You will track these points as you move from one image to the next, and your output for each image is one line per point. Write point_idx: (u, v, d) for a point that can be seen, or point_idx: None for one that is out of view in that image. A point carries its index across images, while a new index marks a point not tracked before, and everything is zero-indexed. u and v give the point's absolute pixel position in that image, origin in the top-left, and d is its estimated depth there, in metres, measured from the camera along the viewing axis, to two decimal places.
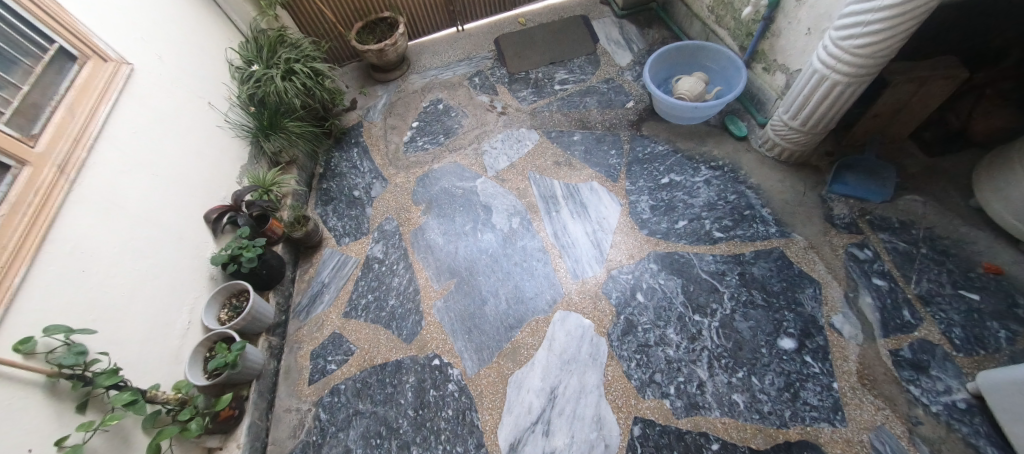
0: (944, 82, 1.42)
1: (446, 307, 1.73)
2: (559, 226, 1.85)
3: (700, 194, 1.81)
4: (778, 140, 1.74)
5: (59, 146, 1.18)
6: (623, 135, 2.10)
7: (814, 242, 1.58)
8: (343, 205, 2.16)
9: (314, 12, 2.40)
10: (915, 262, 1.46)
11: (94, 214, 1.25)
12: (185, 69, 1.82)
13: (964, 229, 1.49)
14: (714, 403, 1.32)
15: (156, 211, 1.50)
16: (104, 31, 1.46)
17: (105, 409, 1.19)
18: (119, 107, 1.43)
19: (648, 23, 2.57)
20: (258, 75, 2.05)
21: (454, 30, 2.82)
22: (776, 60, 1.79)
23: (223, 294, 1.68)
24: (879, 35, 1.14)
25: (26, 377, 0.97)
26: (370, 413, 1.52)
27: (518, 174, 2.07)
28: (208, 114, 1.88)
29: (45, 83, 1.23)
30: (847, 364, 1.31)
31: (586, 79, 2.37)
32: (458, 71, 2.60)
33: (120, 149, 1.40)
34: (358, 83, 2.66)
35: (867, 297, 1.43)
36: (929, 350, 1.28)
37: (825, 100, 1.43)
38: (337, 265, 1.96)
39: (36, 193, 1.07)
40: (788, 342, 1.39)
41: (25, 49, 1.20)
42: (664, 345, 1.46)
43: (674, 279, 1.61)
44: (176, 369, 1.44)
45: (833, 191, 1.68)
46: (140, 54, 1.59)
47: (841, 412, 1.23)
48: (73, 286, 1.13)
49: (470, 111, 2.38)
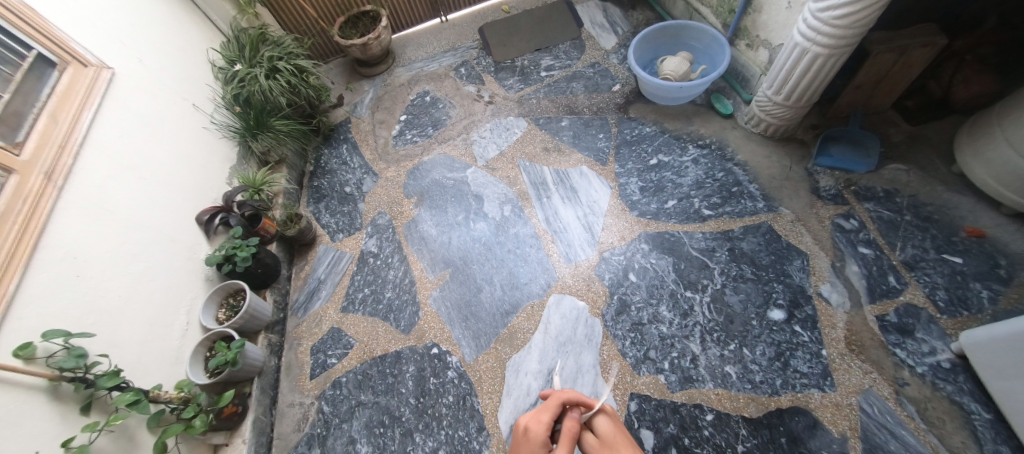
0: (924, 50, 1.43)
1: (442, 297, 1.75)
2: (550, 212, 1.87)
3: (688, 173, 1.82)
4: (763, 115, 1.75)
5: (44, 154, 1.18)
6: (611, 118, 2.11)
7: (801, 215, 1.61)
8: (336, 201, 2.16)
9: (295, 9, 2.37)
10: (900, 229, 1.48)
11: (85, 220, 1.25)
12: (167, 71, 1.81)
13: (947, 195, 1.51)
14: (707, 376, 1.35)
15: (147, 215, 1.50)
16: (83, 36, 1.44)
17: (109, 410, 1.21)
18: (103, 112, 1.42)
19: (632, 5, 2.56)
20: (242, 75, 2.02)
21: (438, 21, 2.80)
22: (759, 35, 1.79)
23: (219, 295, 1.69)
24: (858, 5, 1.15)
25: (29, 382, 0.98)
26: (372, 403, 1.55)
27: (508, 163, 2.08)
28: (194, 116, 1.87)
29: (27, 90, 1.22)
30: (835, 331, 1.34)
31: (572, 64, 2.37)
32: (444, 62, 2.58)
33: (106, 153, 1.39)
34: (344, 79, 2.65)
35: (854, 265, 1.45)
36: (914, 313, 1.31)
37: (807, 73, 1.44)
38: (333, 261, 1.97)
39: (25, 201, 1.07)
40: (778, 313, 1.42)
41: (2, 57, 1.18)
42: (657, 323, 1.49)
43: (665, 258, 1.63)
44: (177, 369, 1.45)
45: (819, 163, 1.69)
46: (121, 57, 1.58)
47: (830, 378, 1.26)
48: (68, 292, 1.14)
49: (458, 102, 2.38)
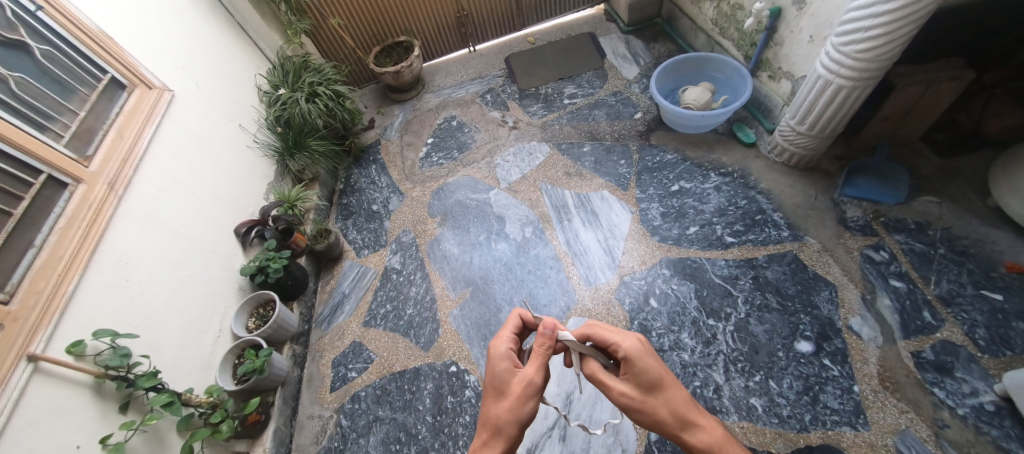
0: (951, 83, 1.44)
1: (462, 316, 1.77)
2: (570, 235, 1.90)
3: (710, 200, 1.83)
4: (786, 145, 1.76)
5: (109, 166, 1.30)
6: (632, 145, 2.15)
7: (827, 245, 1.58)
8: (363, 219, 2.25)
9: (335, 39, 2.57)
10: (933, 263, 1.44)
11: (138, 227, 1.35)
12: (220, 94, 1.96)
13: (982, 229, 1.47)
14: (732, 408, 1.31)
15: (191, 225, 1.59)
16: (151, 62, 1.61)
17: (145, 410, 1.26)
18: (161, 130, 1.56)
19: (654, 37, 2.66)
20: (284, 98, 2.18)
21: (466, 51, 2.96)
22: (780, 67, 1.83)
23: (251, 305, 1.76)
24: (880, 40, 1.18)
25: (77, 377, 1.06)
26: (389, 419, 1.56)
27: (530, 186, 2.13)
28: (239, 135, 2.01)
29: (99, 109, 1.39)
30: (867, 367, 1.29)
31: (595, 92, 2.45)
32: (471, 89, 2.71)
33: (161, 167, 1.52)
34: (377, 104, 2.81)
35: (885, 299, 1.41)
36: (952, 351, 1.26)
37: (831, 104, 1.45)
38: (358, 276, 2.04)
39: (89, 208, 1.19)
40: (805, 345, 1.38)
41: (83, 79, 1.36)
42: (679, 350, 1.47)
43: (686, 284, 1.62)
44: (207, 374, 1.51)
45: (845, 194, 1.68)
46: (180, 80, 1.73)
47: (863, 416, 1.21)
48: (118, 294, 1.22)
49: (483, 127, 2.48)
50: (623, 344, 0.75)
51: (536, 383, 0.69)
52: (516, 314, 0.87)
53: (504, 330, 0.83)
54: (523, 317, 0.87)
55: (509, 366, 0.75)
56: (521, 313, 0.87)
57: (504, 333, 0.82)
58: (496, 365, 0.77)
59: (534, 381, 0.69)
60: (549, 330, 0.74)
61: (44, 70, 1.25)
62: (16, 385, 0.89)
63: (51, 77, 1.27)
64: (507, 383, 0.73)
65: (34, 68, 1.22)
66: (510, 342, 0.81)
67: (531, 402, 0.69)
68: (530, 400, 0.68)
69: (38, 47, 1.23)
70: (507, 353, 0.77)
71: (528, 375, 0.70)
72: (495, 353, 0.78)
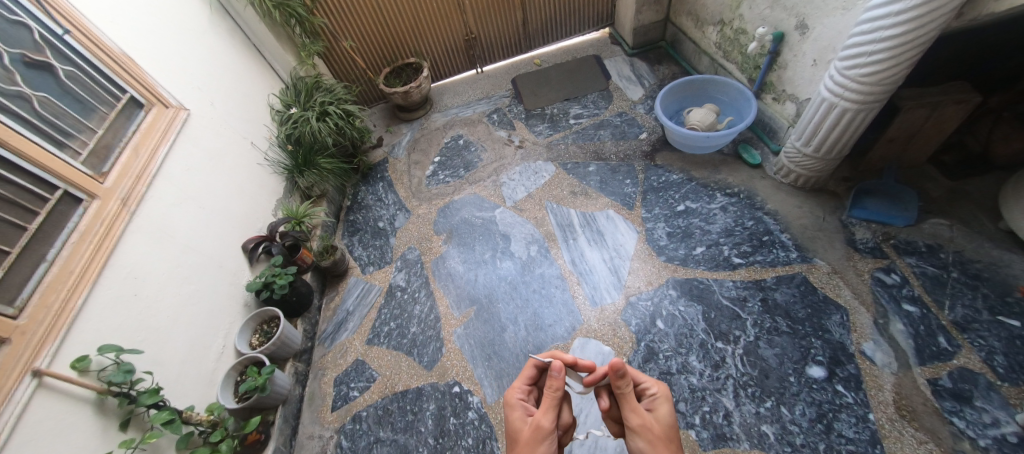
0: (957, 106, 1.45)
1: (466, 335, 1.76)
2: (576, 254, 1.90)
3: (716, 220, 1.83)
4: (793, 166, 1.77)
5: (123, 182, 1.33)
6: (638, 165, 2.17)
7: (837, 267, 1.57)
8: (369, 235, 2.27)
9: (347, 60, 2.65)
10: (946, 287, 1.42)
11: (148, 242, 1.37)
12: (234, 113, 2.01)
13: (995, 252, 1.44)
14: (742, 435, 1.27)
15: (200, 240, 1.61)
16: (169, 82, 1.67)
17: (145, 428, 1.24)
18: (176, 147, 1.59)
19: (658, 60, 2.71)
20: (296, 117, 2.23)
21: (474, 72, 3.04)
22: (785, 90, 1.85)
23: (255, 321, 1.76)
24: (883, 64, 1.20)
25: (79, 393, 1.05)
26: (390, 440, 1.53)
27: (536, 205, 2.15)
28: (251, 153, 2.05)
29: (117, 127, 1.43)
30: (882, 394, 1.25)
31: (599, 113, 2.50)
32: (478, 109, 2.77)
33: (174, 183, 1.55)
34: (385, 122, 2.88)
35: (898, 323, 1.38)
36: (970, 379, 1.22)
37: (837, 126, 1.46)
38: (362, 293, 2.04)
39: (101, 223, 1.21)
40: (817, 370, 1.35)
41: (102, 98, 1.41)
42: (687, 373, 1.44)
43: (694, 305, 1.60)
44: (209, 391, 1.49)
45: (853, 215, 1.67)
46: (197, 99, 1.79)
47: (880, 446, 1.16)
48: (125, 308, 1.23)
49: (489, 146, 2.52)
50: (654, 387, 0.81)
51: (546, 425, 0.68)
52: (531, 364, 0.84)
53: (517, 379, 0.85)
54: (537, 366, 0.84)
55: (522, 413, 0.77)
56: (537, 362, 0.84)
57: (516, 383, 0.84)
58: (511, 414, 0.79)
59: (545, 423, 0.69)
60: (557, 371, 0.75)
61: (67, 90, 1.30)
62: (20, 400, 0.89)
63: (73, 96, 1.32)
64: (519, 429, 0.74)
65: (57, 88, 1.27)
66: (523, 391, 0.84)
67: (545, 443, 0.66)
68: (543, 443, 0.66)
69: (63, 68, 1.29)
70: (520, 401, 0.81)
71: (538, 419, 0.70)
72: (510, 402, 0.81)
